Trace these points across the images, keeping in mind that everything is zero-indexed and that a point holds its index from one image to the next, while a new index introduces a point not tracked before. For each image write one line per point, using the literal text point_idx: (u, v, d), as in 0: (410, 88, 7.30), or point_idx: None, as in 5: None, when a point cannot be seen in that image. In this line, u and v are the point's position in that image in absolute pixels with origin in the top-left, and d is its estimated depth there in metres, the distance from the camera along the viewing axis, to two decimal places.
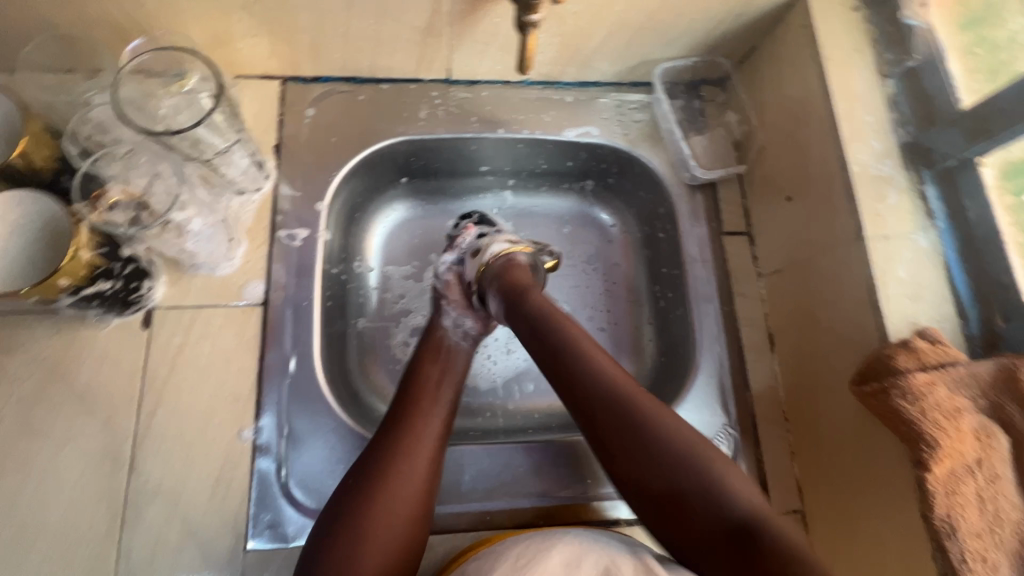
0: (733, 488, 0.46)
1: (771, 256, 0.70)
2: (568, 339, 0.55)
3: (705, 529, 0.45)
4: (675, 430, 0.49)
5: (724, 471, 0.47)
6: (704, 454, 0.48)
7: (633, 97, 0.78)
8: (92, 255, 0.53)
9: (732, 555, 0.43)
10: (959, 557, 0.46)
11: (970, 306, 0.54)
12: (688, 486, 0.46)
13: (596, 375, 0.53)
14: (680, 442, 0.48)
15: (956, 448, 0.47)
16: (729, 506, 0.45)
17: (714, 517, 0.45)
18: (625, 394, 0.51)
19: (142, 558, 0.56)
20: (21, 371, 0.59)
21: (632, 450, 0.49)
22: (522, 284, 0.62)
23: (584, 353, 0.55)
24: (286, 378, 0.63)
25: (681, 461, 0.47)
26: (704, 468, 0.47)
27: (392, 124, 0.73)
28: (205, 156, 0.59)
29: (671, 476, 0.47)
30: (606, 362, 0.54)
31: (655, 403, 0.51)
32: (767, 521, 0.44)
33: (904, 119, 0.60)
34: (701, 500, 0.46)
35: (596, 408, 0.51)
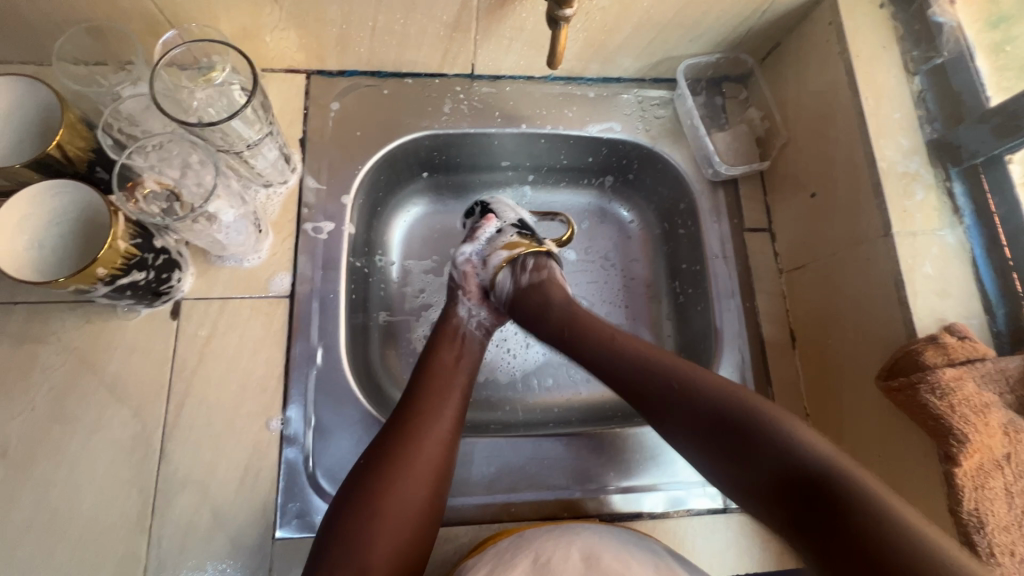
0: (794, 432, 0.44)
1: (793, 252, 0.71)
2: (595, 332, 0.59)
3: (770, 479, 0.43)
4: (721, 388, 0.49)
5: (783, 419, 0.45)
6: (756, 406, 0.47)
7: (655, 93, 0.78)
8: (128, 245, 0.53)
9: (805, 503, 0.41)
10: (986, 551, 0.46)
11: (997, 303, 0.54)
12: (745, 439, 0.45)
13: (632, 355, 0.56)
14: (730, 397, 0.48)
15: (986, 443, 0.48)
16: (793, 448, 0.43)
17: (777, 465, 0.43)
18: (665, 364, 0.53)
19: (172, 546, 0.56)
20: (52, 360, 0.60)
21: (683, 413, 0.50)
22: (546, 291, 0.65)
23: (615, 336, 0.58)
24: (312, 369, 0.63)
25: (732, 413, 0.47)
26: (756, 418, 0.46)
27: (417, 119, 0.74)
28: (235, 148, 0.60)
29: (725, 434, 0.47)
30: (637, 343, 0.57)
31: (699, 369, 0.52)
32: (839, 461, 0.41)
33: (931, 116, 0.60)
34: (762, 448, 0.44)
35: (641, 382, 0.53)
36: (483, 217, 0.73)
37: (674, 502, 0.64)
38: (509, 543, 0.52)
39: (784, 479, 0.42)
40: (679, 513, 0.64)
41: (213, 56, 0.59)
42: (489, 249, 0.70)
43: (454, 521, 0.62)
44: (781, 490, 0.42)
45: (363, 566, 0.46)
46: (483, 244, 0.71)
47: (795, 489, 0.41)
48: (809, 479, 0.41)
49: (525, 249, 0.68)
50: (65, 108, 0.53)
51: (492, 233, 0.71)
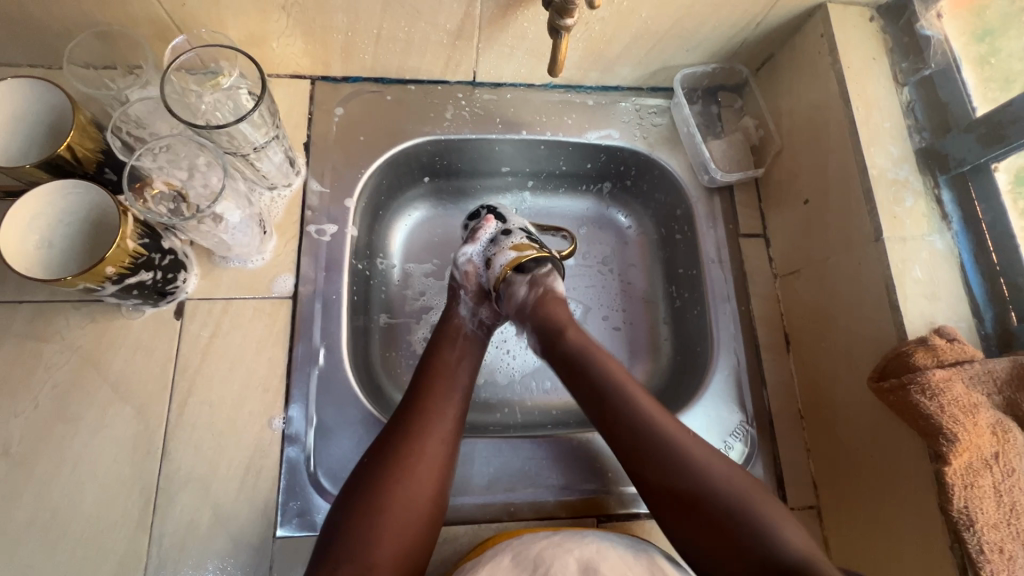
0: (781, 533, 0.46)
1: (787, 257, 0.72)
2: (607, 380, 0.57)
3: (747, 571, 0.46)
4: (723, 472, 0.50)
5: (778, 519, 0.48)
6: (754, 497, 0.49)
7: (652, 101, 0.80)
8: (136, 244, 0.54)
9: None
10: (976, 548, 0.47)
11: (985, 307, 0.55)
12: (738, 529, 0.47)
13: (640, 418, 0.54)
14: (730, 486, 0.50)
15: (974, 443, 0.49)
16: (777, 548, 0.45)
17: (760, 561, 0.45)
18: (672, 441, 0.52)
19: (173, 544, 0.57)
20: (57, 358, 0.61)
21: (680, 494, 0.50)
22: (559, 320, 0.64)
23: (616, 388, 0.57)
24: (314, 370, 0.64)
25: (729, 501, 0.49)
26: (749, 513, 0.48)
27: (420, 124, 0.75)
28: (242, 150, 0.61)
29: (712, 520, 0.48)
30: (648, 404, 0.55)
31: (703, 447, 0.53)
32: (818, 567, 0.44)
33: (920, 126, 0.62)
34: (749, 542, 0.46)
35: (633, 441, 0.54)
36: (483, 218, 0.74)
37: None
38: (513, 543, 0.54)
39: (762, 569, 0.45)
40: None
41: (222, 61, 0.60)
42: (492, 250, 0.70)
43: (454, 520, 0.62)
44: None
45: (368, 563, 0.47)
46: (483, 246, 0.72)
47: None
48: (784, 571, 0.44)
49: (534, 254, 0.68)
50: (76, 110, 0.54)
51: (492, 235, 0.72)
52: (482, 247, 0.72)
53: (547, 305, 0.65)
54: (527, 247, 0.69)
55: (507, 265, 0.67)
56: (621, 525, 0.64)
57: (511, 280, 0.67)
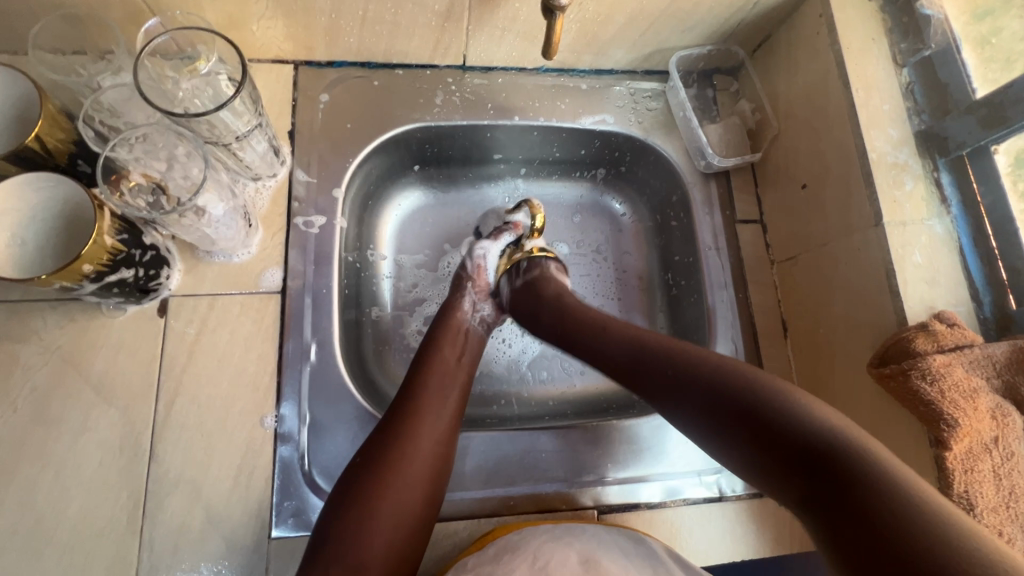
0: (794, 405, 0.40)
1: (784, 243, 0.72)
2: (590, 319, 0.59)
3: (776, 454, 0.39)
4: (722, 365, 0.46)
5: (787, 393, 0.41)
6: (756, 378, 0.44)
7: (646, 85, 0.78)
8: (114, 240, 0.52)
9: (810, 478, 0.36)
10: (976, 531, 0.47)
11: (984, 291, 0.55)
12: (746, 412, 0.42)
13: (625, 340, 0.55)
14: (728, 370, 0.45)
15: (974, 427, 0.49)
16: (793, 423, 0.39)
17: (782, 440, 0.39)
18: (666, 351, 0.51)
19: (164, 548, 0.55)
20: (35, 361, 0.58)
21: (681, 393, 0.47)
22: (538, 297, 0.64)
23: (603, 322, 0.58)
24: (306, 366, 0.62)
25: (731, 388, 0.44)
26: (752, 390, 0.43)
27: (409, 111, 0.73)
28: (223, 140, 0.58)
29: (724, 410, 0.43)
30: (633, 332, 0.56)
31: (699, 351, 0.50)
32: (843, 434, 0.37)
33: (919, 108, 0.61)
34: (762, 421, 0.41)
35: (639, 370, 0.52)
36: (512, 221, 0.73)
37: (670, 492, 0.65)
38: (512, 538, 0.53)
39: (787, 448, 0.38)
40: (675, 503, 0.64)
41: (199, 45, 0.58)
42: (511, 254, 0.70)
43: (452, 516, 0.61)
44: (785, 459, 0.38)
45: (357, 563, 0.46)
46: (502, 246, 0.71)
47: (797, 458, 0.38)
48: (806, 448, 0.37)
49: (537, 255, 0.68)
50: (43, 98, 0.51)
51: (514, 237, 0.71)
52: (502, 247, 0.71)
53: (536, 286, 0.65)
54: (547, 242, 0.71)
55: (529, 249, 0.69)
56: (622, 516, 0.63)
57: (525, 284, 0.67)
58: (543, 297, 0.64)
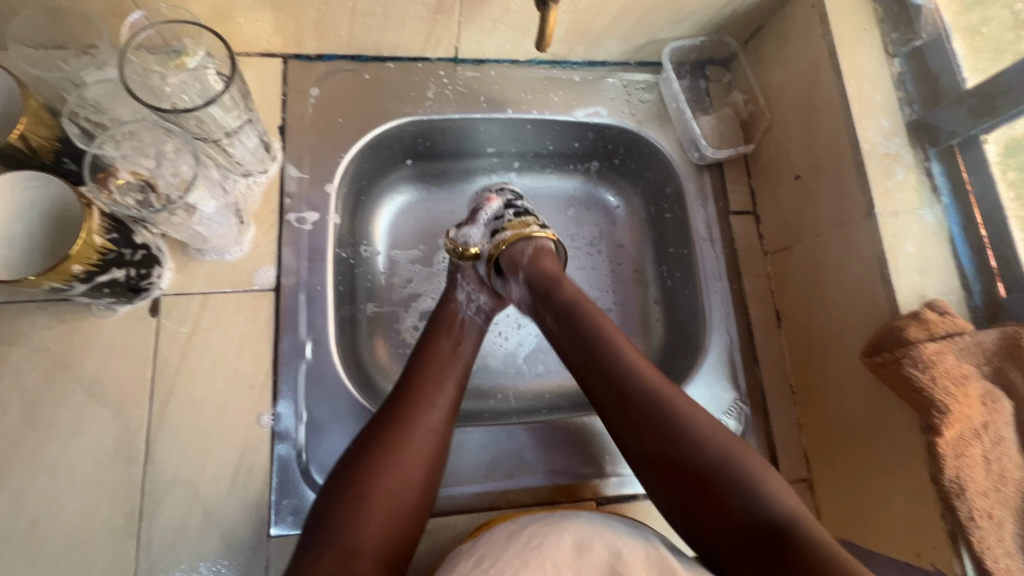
0: (766, 489, 0.46)
1: (777, 234, 0.72)
2: (596, 325, 0.57)
3: (729, 530, 0.45)
4: (710, 427, 0.49)
5: (759, 473, 0.47)
6: (739, 455, 0.48)
7: (640, 77, 0.78)
8: (104, 240, 0.51)
9: (758, 559, 0.43)
10: (967, 515, 0.48)
11: (973, 278, 0.56)
12: (718, 485, 0.46)
13: (622, 368, 0.53)
14: (714, 445, 0.48)
15: (964, 413, 0.50)
16: (765, 508, 0.45)
17: (744, 522, 0.45)
18: (654, 390, 0.51)
19: (163, 549, 0.55)
20: (24, 362, 0.57)
21: (659, 438, 0.49)
22: (549, 271, 0.63)
23: (602, 337, 0.56)
24: (302, 364, 0.62)
25: (712, 457, 0.48)
26: (735, 470, 0.47)
27: (401, 104, 0.72)
28: (213, 135, 0.57)
29: (691, 476, 0.48)
30: (635, 358, 0.54)
31: (687, 400, 0.52)
32: (808, 528, 0.43)
33: (911, 98, 0.61)
34: (732, 498, 0.46)
35: (627, 408, 0.51)
36: (488, 196, 0.72)
37: None
38: (507, 526, 0.52)
39: (745, 530, 0.44)
40: None
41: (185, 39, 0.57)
42: (493, 227, 0.68)
43: (451, 510, 0.62)
44: (736, 537, 0.45)
45: (349, 548, 0.45)
46: (485, 224, 0.69)
47: (749, 538, 0.44)
48: (768, 535, 0.43)
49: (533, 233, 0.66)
50: (26, 94, 0.50)
51: (493, 214, 0.69)
52: (484, 227, 0.69)
53: (540, 262, 0.64)
54: (520, 227, 0.66)
55: (501, 241, 0.65)
56: (619, 507, 0.64)
57: (508, 256, 0.65)
58: (559, 275, 0.62)
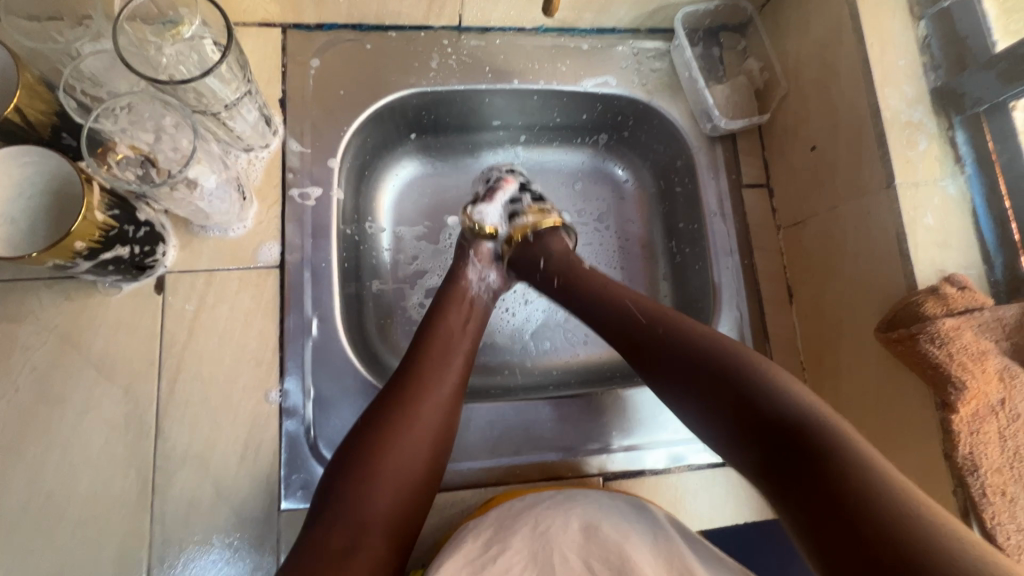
0: (774, 385, 0.44)
1: (791, 208, 0.70)
2: (591, 277, 0.59)
3: (749, 429, 0.43)
4: (711, 340, 0.49)
5: (765, 370, 0.45)
6: (739, 356, 0.47)
7: (650, 44, 0.75)
8: (105, 216, 0.50)
9: (780, 456, 0.41)
10: (979, 491, 0.48)
11: (995, 253, 0.54)
12: (723, 389, 0.45)
13: (620, 304, 0.55)
14: (725, 350, 0.47)
15: (982, 390, 0.48)
16: (774, 404, 0.43)
17: (759, 420, 0.43)
18: (653, 315, 0.53)
19: (176, 522, 0.56)
20: (33, 340, 0.57)
21: (664, 359, 0.50)
22: (542, 249, 0.64)
23: (602, 284, 0.58)
24: (308, 341, 0.61)
25: (713, 364, 0.47)
26: (738, 372, 0.45)
27: (404, 75, 0.70)
28: (212, 109, 0.56)
29: (701, 385, 0.47)
30: (631, 294, 0.56)
31: (685, 319, 0.52)
32: (817, 419, 0.41)
33: (936, 63, 0.58)
34: (739, 398, 0.44)
35: (632, 336, 0.53)
36: (503, 178, 0.72)
37: (675, 459, 0.65)
38: (514, 503, 0.52)
39: (762, 426, 0.42)
40: (680, 468, 0.65)
41: (180, 8, 0.55)
42: (511, 211, 0.69)
43: (459, 485, 0.62)
44: (758, 438, 0.43)
45: (357, 522, 0.46)
46: (501, 206, 0.70)
47: (769, 437, 0.42)
48: (782, 432, 0.41)
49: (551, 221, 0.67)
50: (20, 68, 0.48)
51: (510, 197, 0.70)
52: (501, 209, 0.70)
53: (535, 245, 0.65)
54: (539, 214, 0.68)
55: (522, 226, 0.67)
56: (626, 482, 0.64)
57: (529, 238, 0.66)
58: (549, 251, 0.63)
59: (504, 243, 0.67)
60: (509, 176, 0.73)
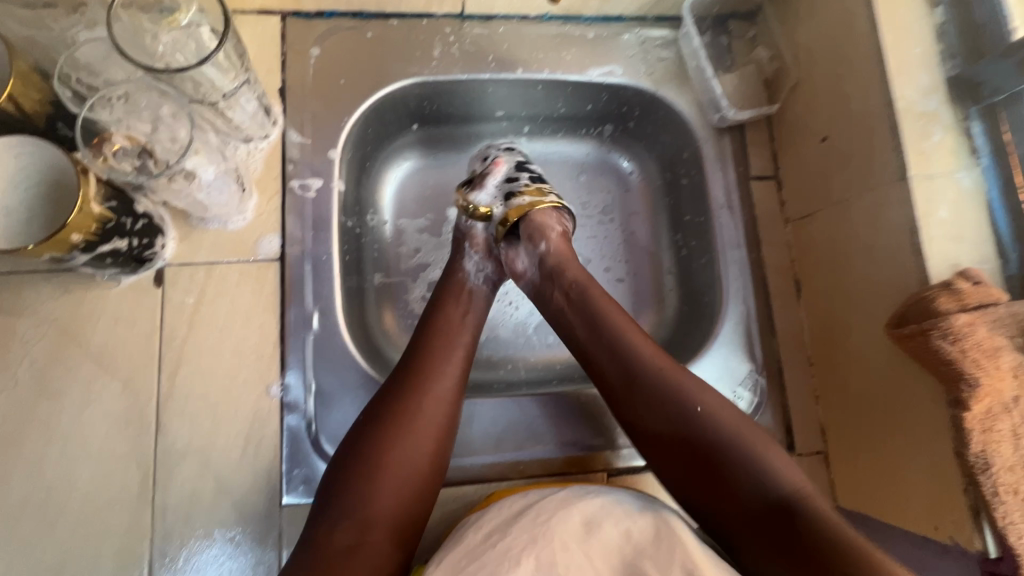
0: (764, 463, 0.46)
1: (800, 200, 0.69)
2: (598, 303, 0.56)
3: (736, 501, 0.46)
4: (707, 401, 0.49)
5: (756, 443, 0.47)
6: (735, 425, 0.48)
7: (657, 33, 0.74)
8: (102, 208, 0.49)
9: (766, 534, 0.44)
10: (991, 490, 0.47)
11: (1010, 247, 0.53)
12: (720, 459, 0.47)
13: (622, 345, 0.53)
14: (724, 418, 0.48)
15: (994, 387, 0.48)
16: (769, 485, 0.45)
17: (750, 498, 0.46)
18: (653, 365, 0.51)
19: (177, 517, 0.55)
20: (32, 333, 0.57)
21: (660, 415, 0.50)
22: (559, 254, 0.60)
23: (606, 316, 0.55)
24: (309, 335, 0.61)
25: (709, 431, 0.48)
26: (735, 446, 0.47)
27: (405, 64, 0.68)
28: (210, 99, 0.54)
29: (695, 450, 0.48)
30: (634, 333, 0.54)
31: (681, 372, 0.51)
32: (806, 501, 0.44)
33: (952, 51, 0.57)
34: (735, 472, 0.46)
35: (630, 380, 0.51)
36: (495, 161, 0.67)
37: None
38: (516, 498, 0.51)
39: (752, 504, 0.45)
40: None
41: None
42: (505, 193, 0.64)
43: (462, 480, 0.62)
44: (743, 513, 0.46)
45: (363, 519, 0.46)
46: (495, 188, 0.65)
47: (755, 515, 0.45)
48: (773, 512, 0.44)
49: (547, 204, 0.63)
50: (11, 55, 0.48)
51: (504, 178, 0.66)
52: (495, 190, 0.65)
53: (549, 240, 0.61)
54: (537, 194, 0.63)
55: (516, 208, 0.62)
56: (630, 478, 0.63)
57: (524, 224, 0.62)
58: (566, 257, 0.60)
59: (499, 224, 0.63)
60: (501, 157, 0.69)
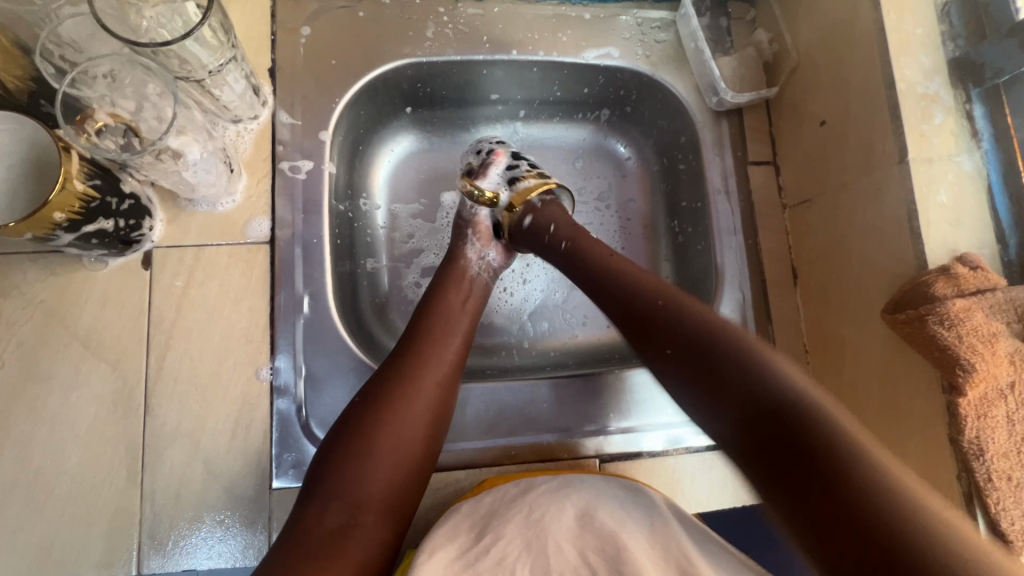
0: (775, 371, 0.42)
1: (798, 186, 0.68)
2: (594, 251, 0.56)
3: (744, 412, 0.41)
4: (713, 319, 0.47)
5: (767, 355, 0.43)
6: (741, 338, 0.45)
7: (655, 14, 0.72)
8: (85, 186, 0.48)
9: (777, 444, 0.39)
10: (984, 476, 0.47)
11: (1009, 232, 0.52)
12: (724, 367, 0.43)
13: (625, 279, 0.53)
14: (732, 334, 0.45)
15: (991, 373, 0.47)
16: (775, 389, 0.40)
17: (759, 403, 0.41)
18: (658, 290, 0.51)
19: (166, 500, 0.55)
20: (19, 315, 0.56)
21: (666, 334, 0.48)
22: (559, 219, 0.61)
23: (610, 260, 0.55)
24: (299, 318, 0.60)
25: (713, 341, 0.45)
26: (744, 355, 0.43)
27: (398, 45, 0.67)
28: (195, 75, 0.54)
29: (700, 363, 0.45)
30: (636, 271, 0.54)
31: (690, 298, 0.50)
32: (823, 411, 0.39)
33: (955, 32, 0.56)
34: (738, 378, 0.42)
35: (633, 308, 0.51)
36: (494, 153, 0.69)
37: (673, 441, 0.64)
38: (510, 490, 0.51)
39: (759, 410, 0.40)
40: (678, 450, 0.64)
41: None
42: (510, 178, 0.66)
43: (453, 466, 0.61)
44: (755, 426, 0.41)
45: (353, 501, 0.45)
46: (497, 175, 0.66)
47: (767, 424, 0.40)
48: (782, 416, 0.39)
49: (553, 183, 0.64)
50: None
51: (506, 166, 0.67)
52: (498, 178, 0.66)
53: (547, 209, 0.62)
54: (538, 178, 0.65)
55: (524, 189, 0.63)
56: (623, 465, 0.63)
57: (532, 204, 0.62)
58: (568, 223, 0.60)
59: (505, 211, 0.64)
60: (500, 148, 0.70)
